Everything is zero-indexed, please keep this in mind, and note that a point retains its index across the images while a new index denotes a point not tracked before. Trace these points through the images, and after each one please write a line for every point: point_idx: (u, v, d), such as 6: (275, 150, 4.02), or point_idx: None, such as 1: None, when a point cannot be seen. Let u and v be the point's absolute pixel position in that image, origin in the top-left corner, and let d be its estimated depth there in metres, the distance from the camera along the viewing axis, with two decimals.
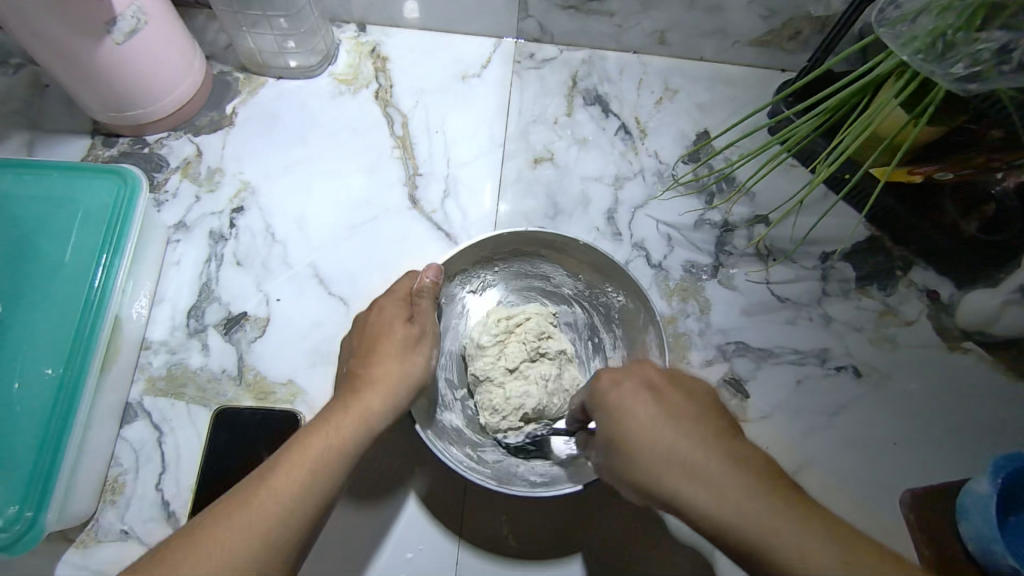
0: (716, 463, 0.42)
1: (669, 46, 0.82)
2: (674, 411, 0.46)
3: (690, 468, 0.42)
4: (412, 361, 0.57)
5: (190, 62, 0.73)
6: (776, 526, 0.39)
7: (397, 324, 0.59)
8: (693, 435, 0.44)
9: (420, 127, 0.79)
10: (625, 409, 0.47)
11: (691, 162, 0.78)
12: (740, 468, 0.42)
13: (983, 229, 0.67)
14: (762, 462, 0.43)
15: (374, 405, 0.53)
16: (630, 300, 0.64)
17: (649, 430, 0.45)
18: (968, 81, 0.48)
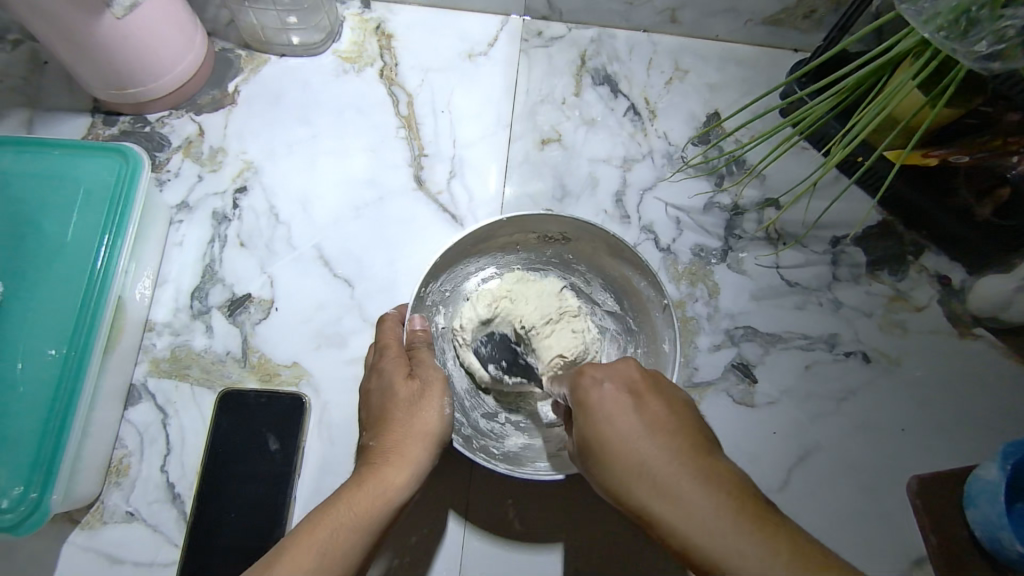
0: (653, 454, 0.42)
1: (681, 25, 0.80)
2: (616, 406, 0.45)
3: (644, 485, 0.41)
4: (424, 419, 0.53)
5: (192, 39, 0.72)
6: (694, 523, 0.38)
7: (398, 383, 0.55)
8: (661, 446, 0.42)
9: (425, 107, 0.78)
10: (598, 421, 0.45)
11: (701, 144, 0.76)
12: (683, 451, 0.42)
13: (998, 213, 0.65)
14: (690, 445, 0.42)
15: (393, 478, 0.50)
16: (600, 241, 0.64)
17: (617, 441, 0.43)
18: (992, 60, 0.46)
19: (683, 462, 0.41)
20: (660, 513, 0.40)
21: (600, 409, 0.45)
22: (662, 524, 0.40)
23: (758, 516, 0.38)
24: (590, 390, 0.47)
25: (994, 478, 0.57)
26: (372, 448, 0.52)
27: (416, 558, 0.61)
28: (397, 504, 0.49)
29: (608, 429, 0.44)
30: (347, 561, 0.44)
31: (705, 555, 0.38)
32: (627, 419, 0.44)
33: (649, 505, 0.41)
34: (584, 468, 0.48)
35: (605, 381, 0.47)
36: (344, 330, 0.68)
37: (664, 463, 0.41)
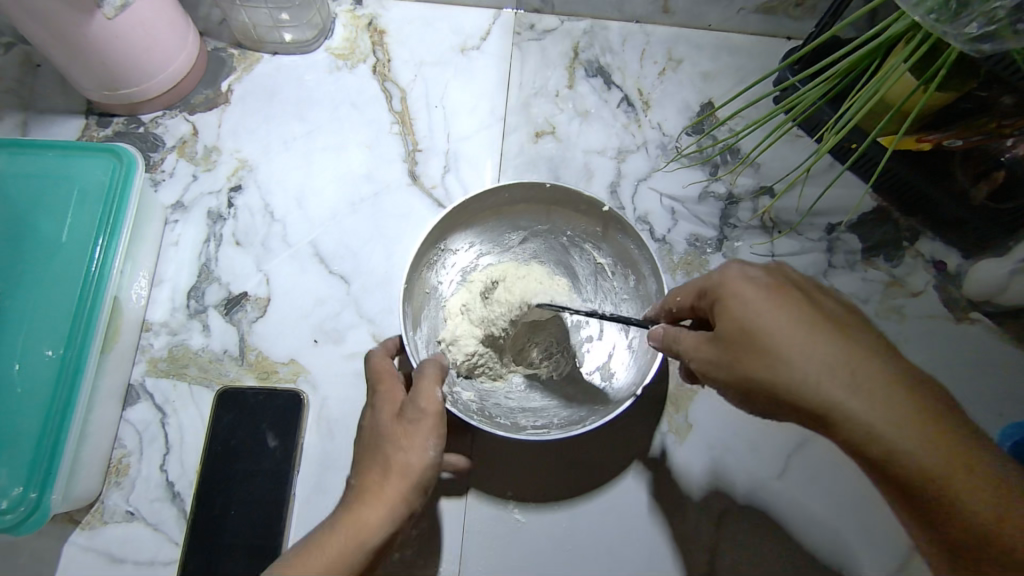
0: (836, 349, 0.41)
1: (673, 15, 0.80)
2: (807, 314, 0.42)
3: (838, 378, 0.40)
4: (404, 456, 0.51)
5: (183, 38, 0.71)
6: (887, 417, 0.39)
7: (384, 417, 0.53)
8: (839, 351, 0.41)
9: (419, 102, 0.78)
10: (750, 312, 0.42)
11: (695, 133, 0.76)
12: (865, 344, 0.42)
13: (994, 197, 0.65)
14: (878, 345, 0.42)
15: (369, 520, 0.49)
16: (480, 208, 0.66)
17: (805, 348, 0.41)
18: (983, 41, 0.46)
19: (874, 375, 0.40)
20: (845, 408, 0.40)
21: (756, 302, 0.43)
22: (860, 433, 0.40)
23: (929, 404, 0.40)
24: (745, 286, 0.43)
25: None
26: (352, 486, 0.51)
27: (416, 551, 0.61)
28: (372, 546, 0.48)
29: (780, 323, 0.42)
30: None
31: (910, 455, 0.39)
32: (794, 312, 0.42)
33: (827, 388, 0.40)
34: (710, 374, 0.45)
35: (759, 276, 0.44)
36: (341, 326, 0.68)
37: (827, 380, 0.40)
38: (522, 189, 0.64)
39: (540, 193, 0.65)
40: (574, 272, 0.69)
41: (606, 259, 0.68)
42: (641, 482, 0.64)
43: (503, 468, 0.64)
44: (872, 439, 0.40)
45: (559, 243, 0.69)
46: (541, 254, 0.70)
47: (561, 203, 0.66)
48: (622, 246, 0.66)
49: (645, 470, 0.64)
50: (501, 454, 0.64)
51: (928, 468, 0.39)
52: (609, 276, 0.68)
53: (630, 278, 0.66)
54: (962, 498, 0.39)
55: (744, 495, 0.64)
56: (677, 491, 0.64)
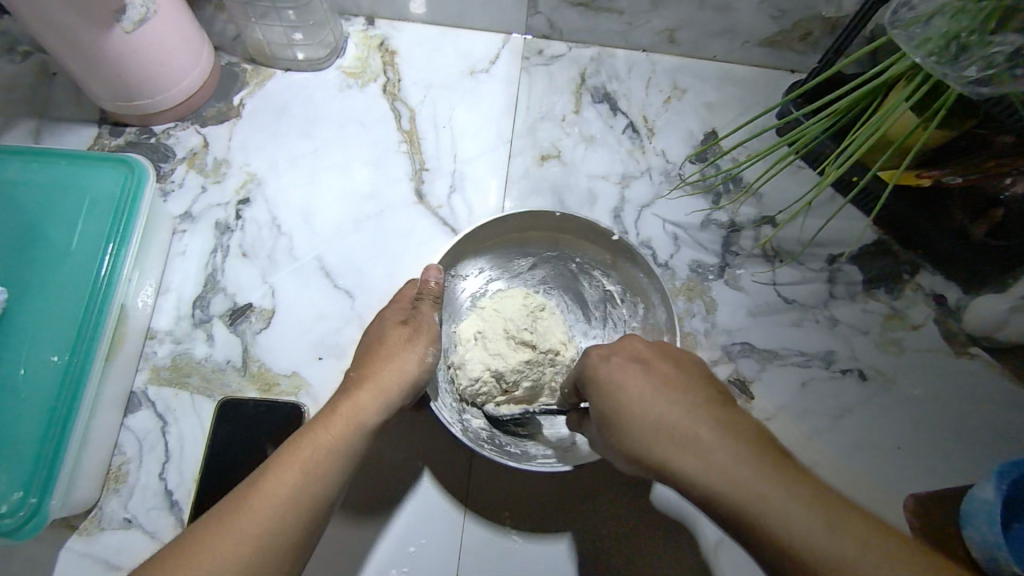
0: (678, 411, 0.44)
1: (678, 45, 0.82)
2: (647, 389, 0.46)
3: (688, 423, 0.43)
4: (404, 359, 0.56)
5: (199, 52, 0.73)
6: (717, 467, 0.40)
7: (390, 329, 0.59)
8: (685, 403, 0.44)
9: (427, 122, 0.79)
10: (618, 377, 0.48)
11: (699, 162, 0.78)
12: (714, 412, 0.43)
13: (992, 234, 0.66)
14: (746, 425, 0.43)
15: (366, 403, 0.52)
16: (491, 240, 0.68)
17: (654, 409, 0.44)
18: (981, 84, 0.48)
19: (726, 422, 0.43)
20: (682, 459, 0.41)
21: (611, 378, 0.48)
22: (704, 480, 0.40)
23: (777, 457, 0.40)
24: (600, 365, 0.49)
25: (991, 497, 0.57)
26: (350, 382, 0.55)
27: (412, 569, 0.61)
28: (371, 424, 0.51)
29: (640, 386, 0.46)
30: (328, 480, 0.46)
31: (730, 490, 0.39)
32: (643, 385, 0.46)
33: (667, 459, 0.42)
34: (602, 440, 0.49)
35: (642, 354, 0.49)
36: (344, 341, 0.68)
37: (670, 428, 0.43)
38: (532, 216, 0.66)
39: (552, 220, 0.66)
40: (582, 299, 0.70)
41: (614, 287, 0.69)
42: (639, 505, 0.64)
43: (501, 489, 0.64)
44: (716, 497, 0.40)
45: (567, 270, 0.71)
46: (550, 281, 0.71)
47: (568, 231, 0.68)
48: (630, 273, 0.67)
49: (644, 494, 0.64)
50: (500, 474, 0.64)
51: (783, 527, 0.37)
52: (617, 304, 0.69)
53: (639, 306, 0.68)
54: (788, 537, 0.37)
55: None
56: (676, 516, 0.64)
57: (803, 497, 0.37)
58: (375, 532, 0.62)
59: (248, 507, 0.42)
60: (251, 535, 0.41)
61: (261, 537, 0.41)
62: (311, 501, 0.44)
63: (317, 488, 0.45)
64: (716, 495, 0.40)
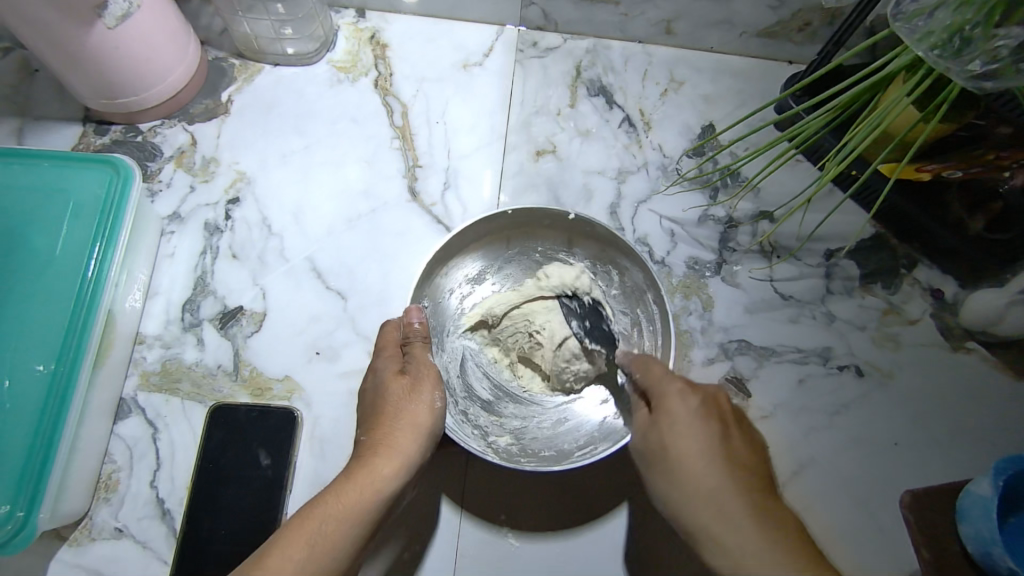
0: (728, 488, 0.47)
1: (675, 36, 0.80)
2: (698, 453, 0.49)
3: (723, 504, 0.46)
4: (416, 410, 0.55)
5: (185, 48, 0.71)
6: (761, 552, 0.43)
7: (391, 380, 0.57)
8: (735, 487, 0.47)
9: (420, 117, 0.77)
10: (675, 431, 0.50)
11: (696, 156, 0.76)
12: (761, 495, 0.46)
13: (990, 227, 0.66)
14: (789, 524, 0.45)
15: (383, 470, 0.51)
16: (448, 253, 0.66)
17: (704, 479, 0.47)
18: (985, 79, 0.46)
19: (764, 512, 0.45)
20: (724, 538, 0.45)
21: (676, 423, 0.51)
22: (728, 556, 0.44)
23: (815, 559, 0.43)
24: (676, 404, 0.52)
25: (987, 493, 0.57)
26: (362, 442, 0.54)
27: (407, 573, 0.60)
28: (387, 495, 0.50)
29: (692, 448, 0.49)
30: (333, 555, 0.46)
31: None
32: (702, 451, 0.49)
33: (714, 528, 0.46)
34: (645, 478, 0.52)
35: (695, 403, 0.51)
36: (336, 343, 0.67)
37: (724, 501, 0.46)
38: (491, 220, 0.65)
39: (524, 216, 0.66)
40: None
41: (582, 263, 0.69)
42: (635, 506, 0.63)
43: (498, 490, 0.63)
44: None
45: (533, 258, 0.69)
46: (517, 277, 0.69)
47: (529, 221, 0.67)
48: (597, 244, 0.67)
49: (639, 495, 0.64)
50: (496, 477, 0.64)
51: None
52: (589, 278, 0.69)
53: (613, 275, 0.68)
54: None
55: None
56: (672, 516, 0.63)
57: None
58: None
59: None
60: None
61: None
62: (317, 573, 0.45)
63: (325, 560, 0.46)
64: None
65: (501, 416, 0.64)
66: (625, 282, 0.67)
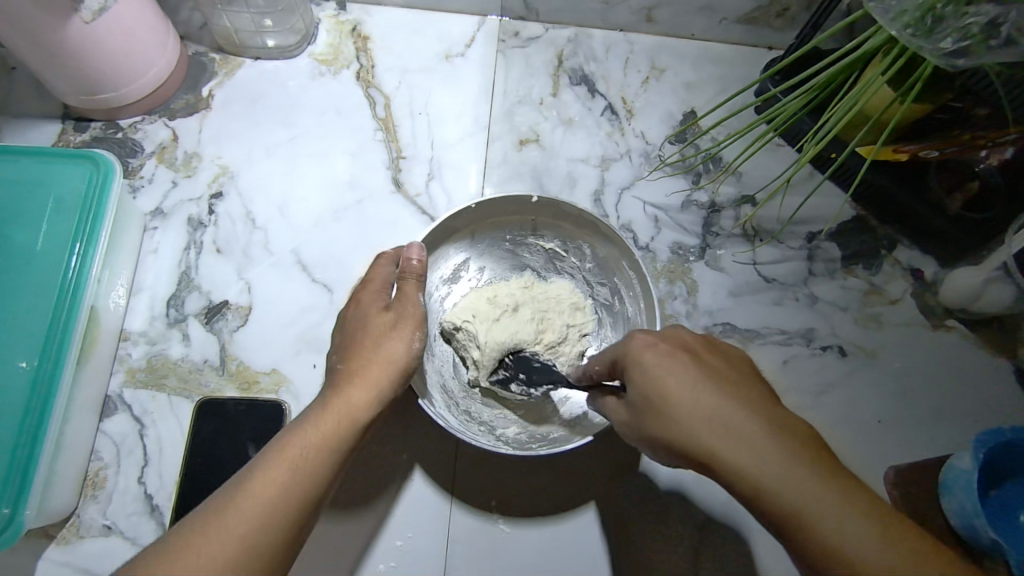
0: (715, 405, 0.42)
1: (656, 24, 0.80)
2: (669, 370, 0.44)
3: (708, 424, 0.41)
4: (392, 347, 0.53)
5: (163, 42, 0.71)
6: (758, 457, 0.39)
7: (372, 315, 0.56)
8: (727, 403, 0.42)
9: (403, 108, 0.77)
10: (654, 375, 0.44)
11: (678, 142, 0.77)
12: (749, 398, 0.42)
13: (968, 207, 0.66)
14: (790, 428, 0.41)
15: (357, 400, 0.49)
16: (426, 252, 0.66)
17: (695, 407, 0.42)
18: (957, 56, 0.47)
19: (786, 440, 0.40)
20: (729, 461, 0.40)
21: (654, 366, 0.45)
22: (766, 498, 0.39)
23: (783, 449, 0.39)
24: (644, 350, 0.46)
25: (969, 466, 0.58)
26: (338, 370, 0.52)
27: (398, 562, 0.61)
28: (362, 426, 0.49)
29: (678, 388, 0.43)
30: (315, 478, 0.44)
31: (797, 518, 0.38)
32: (693, 379, 0.43)
33: (717, 452, 0.40)
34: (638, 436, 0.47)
35: (659, 344, 0.46)
36: (323, 335, 0.67)
37: (698, 428, 0.41)
38: (466, 214, 0.65)
39: (493, 208, 0.66)
40: (528, 267, 0.70)
41: (553, 243, 0.69)
42: (625, 489, 0.64)
43: (487, 475, 0.64)
44: (766, 499, 0.39)
45: (503, 250, 0.70)
46: (496, 271, 0.69)
47: (488, 215, 0.67)
48: (561, 223, 0.68)
49: (627, 478, 0.64)
50: (487, 463, 0.64)
51: (824, 526, 0.37)
52: (559, 255, 0.69)
53: (584, 248, 0.69)
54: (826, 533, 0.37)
55: (727, 502, 0.64)
56: (660, 497, 0.64)
57: (825, 500, 0.37)
58: (359, 524, 0.61)
59: (225, 520, 0.41)
60: (227, 553, 0.39)
61: (240, 547, 0.40)
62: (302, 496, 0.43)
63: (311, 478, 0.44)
64: (768, 512, 0.39)
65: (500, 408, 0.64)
66: (597, 251, 0.68)
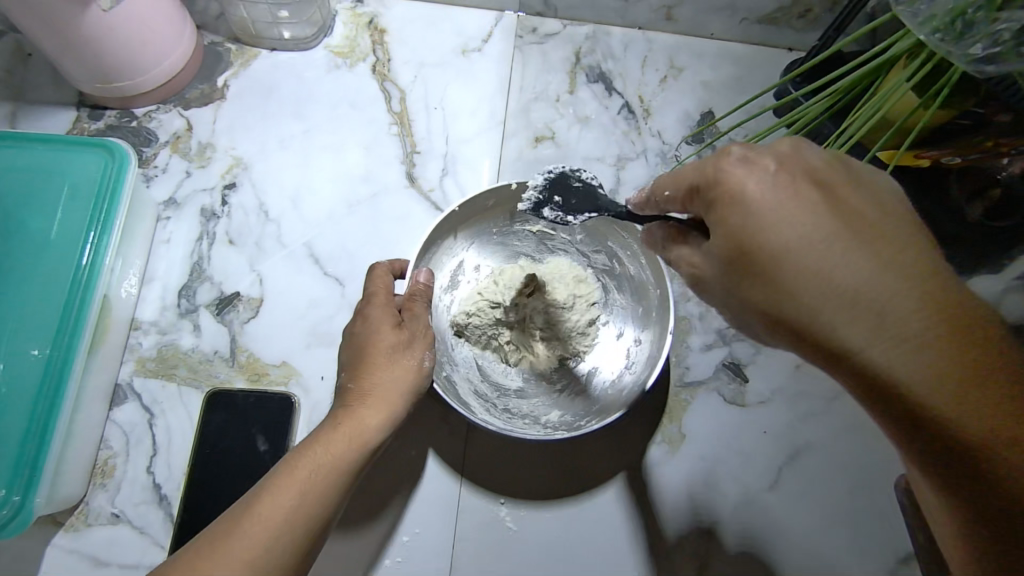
0: (841, 254, 0.34)
1: (676, 23, 0.80)
2: (784, 210, 0.35)
3: (832, 293, 0.33)
4: (406, 366, 0.52)
5: (179, 31, 0.70)
6: (894, 323, 0.32)
7: (384, 331, 0.53)
8: (860, 251, 0.34)
9: (418, 103, 0.77)
10: (763, 211, 0.35)
11: (695, 143, 0.76)
12: (884, 245, 0.34)
13: (987, 214, 0.66)
14: (936, 290, 0.33)
15: (369, 421, 0.49)
16: (430, 255, 0.64)
17: (817, 257, 0.34)
18: (985, 63, 0.46)
19: (920, 303, 0.33)
20: (843, 322, 0.33)
21: (764, 200, 0.35)
22: (877, 369, 0.32)
23: (926, 311, 0.32)
24: (749, 178, 0.36)
25: None
26: (349, 389, 0.51)
27: (405, 559, 0.61)
28: (372, 447, 0.49)
29: (794, 230, 0.35)
30: (324, 501, 0.45)
31: (913, 394, 0.32)
32: (815, 221, 0.35)
33: (825, 312, 0.33)
34: (718, 285, 0.39)
35: (772, 172, 0.36)
36: (334, 329, 0.67)
37: (811, 280, 0.34)
38: (453, 216, 0.63)
39: (479, 206, 0.64)
40: (522, 255, 0.69)
41: (539, 225, 0.68)
42: (635, 493, 0.63)
43: (496, 473, 0.63)
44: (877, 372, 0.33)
45: (494, 244, 0.69)
46: (493, 266, 0.68)
47: (471, 214, 0.65)
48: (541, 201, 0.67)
49: (636, 482, 0.63)
50: (495, 462, 0.63)
51: (938, 402, 0.32)
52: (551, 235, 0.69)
53: (571, 221, 0.67)
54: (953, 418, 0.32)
55: (736, 508, 0.63)
56: (669, 502, 0.63)
57: (962, 378, 0.32)
58: (368, 520, 0.61)
59: (230, 543, 0.41)
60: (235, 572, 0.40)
61: (245, 570, 0.41)
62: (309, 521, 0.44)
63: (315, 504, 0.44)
64: (868, 389, 0.33)
65: (535, 398, 0.63)
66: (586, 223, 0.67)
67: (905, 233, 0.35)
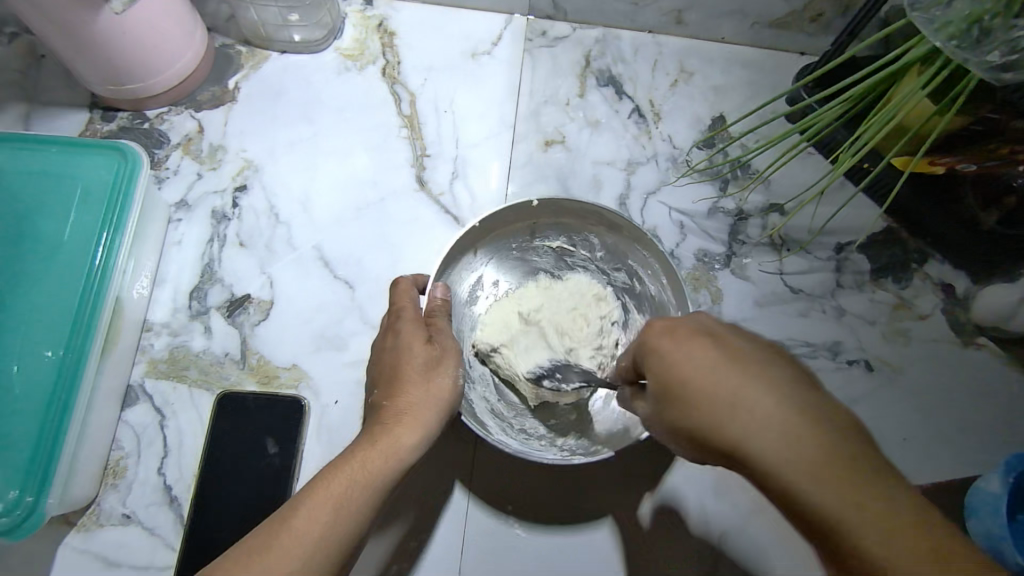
0: (751, 389, 0.38)
1: (686, 26, 0.79)
2: (696, 355, 0.40)
3: (756, 435, 0.37)
4: (441, 385, 0.52)
5: (192, 34, 0.71)
6: (801, 460, 0.36)
7: (417, 346, 0.53)
8: (749, 380, 0.38)
9: (428, 106, 0.77)
10: (679, 364, 0.40)
11: (706, 148, 0.76)
12: (776, 376, 0.39)
13: (1003, 222, 0.64)
14: (811, 410, 0.37)
15: (405, 439, 0.49)
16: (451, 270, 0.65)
17: (739, 397, 0.38)
18: (1004, 70, 0.46)
19: (807, 433, 0.37)
20: (761, 454, 0.37)
21: (683, 353, 0.41)
22: (804, 504, 0.36)
23: (837, 449, 0.36)
24: (663, 338, 0.42)
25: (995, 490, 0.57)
26: (384, 407, 0.51)
27: (413, 562, 0.61)
28: (406, 465, 0.49)
29: (708, 373, 0.39)
30: (356, 520, 0.45)
31: (838, 529, 0.35)
32: (711, 355, 0.40)
33: (760, 451, 0.37)
34: (664, 426, 0.43)
35: (680, 328, 0.42)
36: (343, 332, 0.67)
37: (718, 413, 0.39)
38: (474, 231, 0.64)
39: (500, 220, 0.65)
40: (540, 270, 0.69)
41: (559, 241, 0.68)
42: (643, 497, 0.63)
43: (504, 478, 0.63)
44: (792, 490, 0.36)
45: (513, 259, 0.69)
46: (510, 279, 0.68)
47: (492, 229, 0.66)
48: (561, 223, 0.67)
49: (645, 488, 0.64)
50: (503, 466, 0.64)
51: (852, 529, 0.35)
52: (569, 251, 0.69)
53: (591, 239, 0.68)
54: (862, 545, 0.35)
55: (747, 514, 0.63)
56: (678, 506, 0.63)
57: (867, 501, 0.35)
58: (377, 523, 0.61)
59: (264, 559, 0.41)
60: None
61: None
62: (340, 539, 0.44)
63: (348, 524, 0.44)
64: (812, 520, 0.36)
65: (554, 418, 0.63)
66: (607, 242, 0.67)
67: (795, 378, 0.39)
